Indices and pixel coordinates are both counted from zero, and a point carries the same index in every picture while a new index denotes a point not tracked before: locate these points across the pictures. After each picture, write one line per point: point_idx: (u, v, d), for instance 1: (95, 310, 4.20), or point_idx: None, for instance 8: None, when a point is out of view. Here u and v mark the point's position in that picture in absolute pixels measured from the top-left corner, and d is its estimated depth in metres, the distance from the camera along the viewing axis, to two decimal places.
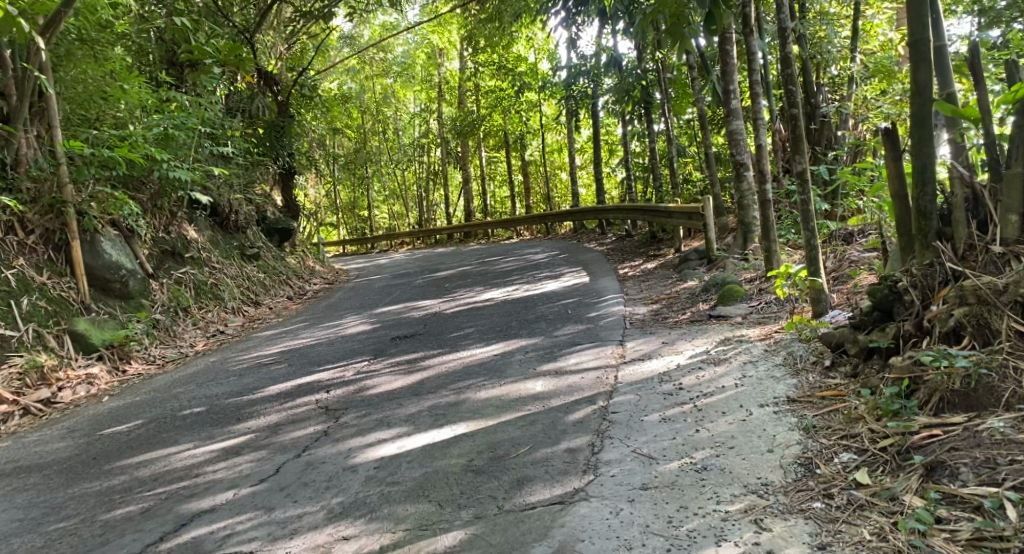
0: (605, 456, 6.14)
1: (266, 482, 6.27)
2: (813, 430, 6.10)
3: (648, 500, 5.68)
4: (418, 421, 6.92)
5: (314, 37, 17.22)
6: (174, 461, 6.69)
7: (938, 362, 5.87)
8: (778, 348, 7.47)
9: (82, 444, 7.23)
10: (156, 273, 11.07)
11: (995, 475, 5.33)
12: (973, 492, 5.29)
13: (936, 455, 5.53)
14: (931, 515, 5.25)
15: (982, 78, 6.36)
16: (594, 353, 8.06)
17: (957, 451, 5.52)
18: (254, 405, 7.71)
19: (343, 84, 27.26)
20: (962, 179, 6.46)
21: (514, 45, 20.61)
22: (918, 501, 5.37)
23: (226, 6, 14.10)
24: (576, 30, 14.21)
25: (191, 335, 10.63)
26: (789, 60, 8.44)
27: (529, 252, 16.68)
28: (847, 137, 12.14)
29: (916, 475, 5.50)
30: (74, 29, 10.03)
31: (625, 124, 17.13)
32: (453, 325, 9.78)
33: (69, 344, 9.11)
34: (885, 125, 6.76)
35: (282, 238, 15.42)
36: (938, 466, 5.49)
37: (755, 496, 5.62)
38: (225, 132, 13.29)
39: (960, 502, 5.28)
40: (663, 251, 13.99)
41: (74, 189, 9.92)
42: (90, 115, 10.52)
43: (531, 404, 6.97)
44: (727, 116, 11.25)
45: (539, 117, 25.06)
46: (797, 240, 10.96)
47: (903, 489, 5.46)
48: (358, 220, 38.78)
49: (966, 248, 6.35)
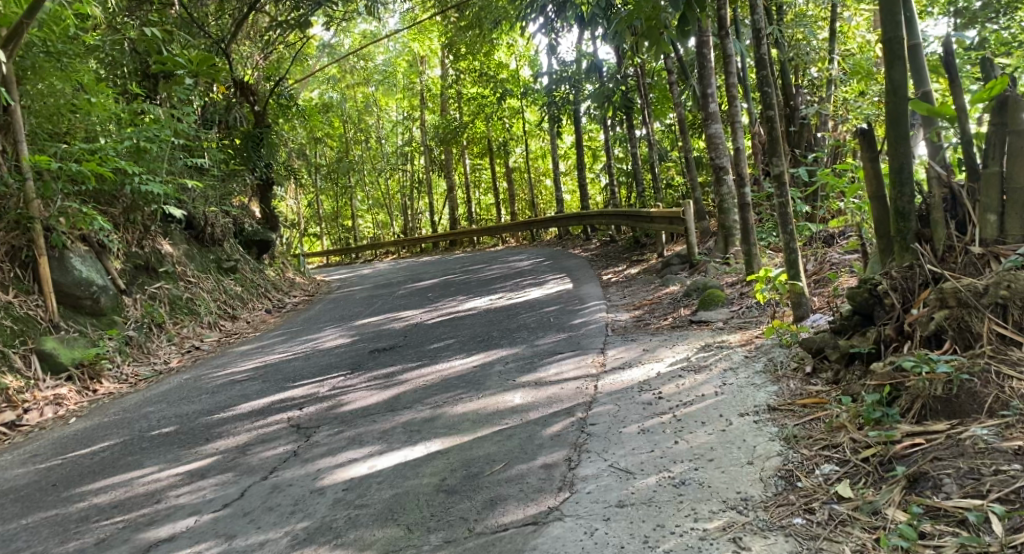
0: (581, 471, 5.98)
1: (229, 507, 6.09)
2: (793, 440, 5.97)
3: (624, 518, 5.52)
4: (391, 438, 6.74)
5: (292, 46, 17.02)
6: (136, 486, 6.50)
7: (920, 367, 5.75)
8: (759, 354, 7.33)
9: (44, 470, 7.02)
10: (129, 289, 10.86)
11: (980, 487, 5.19)
12: (957, 505, 5.14)
13: (919, 466, 5.38)
14: (914, 530, 5.10)
15: (957, 76, 6.24)
16: (574, 362, 7.90)
17: (940, 461, 5.37)
18: (225, 424, 7.51)
19: (325, 93, 27.03)
20: (940, 179, 6.34)
21: (493, 50, 20.46)
22: (901, 515, 5.22)
23: (202, 17, 13.88)
24: (555, 36, 14.07)
25: (165, 352, 10.43)
26: (764, 62, 8.33)
27: (513, 260, 16.54)
28: (827, 139, 12.05)
29: (899, 487, 5.35)
30: (39, 41, 9.67)
31: (606, 129, 17.00)
32: (432, 337, 9.60)
33: (35, 364, 8.89)
34: (861, 126, 6.62)
35: (261, 250, 15.21)
36: (922, 477, 5.34)
37: (735, 512, 5.46)
38: (201, 144, 13.06)
39: (944, 515, 5.14)
40: (646, 255, 13.84)
41: (41, 205, 9.65)
42: (59, 129, 10.19)
43: (508, 418, 6.81)
44: (705, 119, 11.03)
45: (522, 124, 24.92)
46: (778, 242, 10.84)
47: (885, 502, 5.31)
48: (342, 230, 38.50)
49: (945, 249, 6.23)
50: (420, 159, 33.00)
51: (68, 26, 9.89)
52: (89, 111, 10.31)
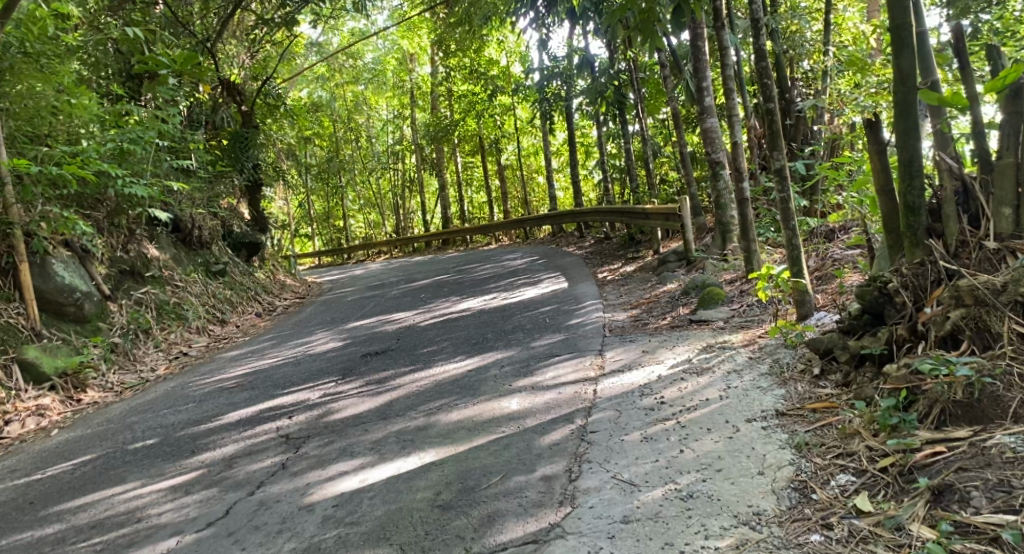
0: (583, 483, 5.74)
1: (213, 527, 5.87)
2: (805, 448, 5.73)
3: (630, 536, 5.28)
4: (384, 449, 6.49)
5: (278, 45, 16.70)
6: (116, 504, 6.30)
7: (938, 370, 5.49)
8: (763, 355, 7.08)
9: (22, 488, 6.79)
10: (114, 295, 10.60)
11: (1011, 500, 4.95)
12: (988, 521, 4.90)
13: (943, 477, 5.15)
14: (944, 549, 4.85)
15: (968, 64, 6.01)
16: (571, 365, 7.64)
17: (965, 472, 5.14)
18: (211, 435, 7.27)
19: (315, 93, 26.69)
20: (951, 171, 6.14)
21: (483, 47, 20.17)
22: (927, 531, 4.99)
23: (186, 16, 13.60)
24: (546, 30, 13.78)
25: (153, 359, 10.16)
26: (763, 52, 8.01)
27: (508, 258, 16.27)
28: (823, 132, 11.81)
29: (923, 500, 5.12)
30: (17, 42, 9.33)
31: (599, 125, 16.73)
32: (426, 339, 9.33)
33: (17, 375, 8.62)
34: (866, 116, 6.39)
35: (250, 252, 14.91)
36: (947, 489, 5.11)
37: (747, 528, 5.23)
38: (187, 146, 12.77)
39: (975, 532, 4.89)
40: (642, 252, 13.59)
41: (22, 209, 9.34)
42: (39, 133, 9.88)
43: (504, 425, 6.56)
44: (701, 113, 10.70)
45: (513, 121, 24.67)
46: (777, 238, 10.59)
47: (909, 517, 5.08)
48: (334, 230, 38.18)
49: (959, 245, 6.02)
50: (411, 157, 32.70)
51: (48, 26, 9.62)
52: (69, 113, 10.00)
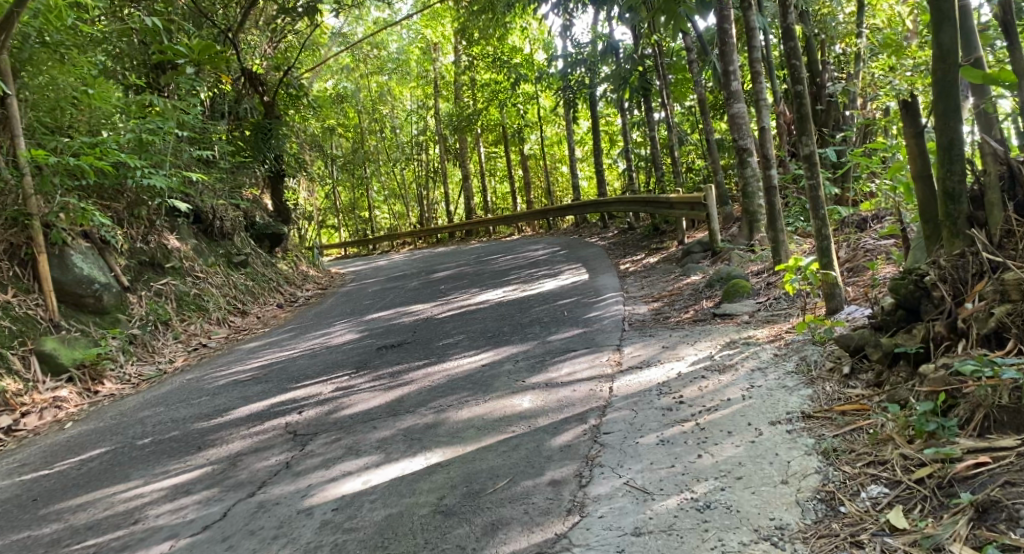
0: (593, 490, 5.41)
1: (209, 530, 5.60)
2: (833, 455, 5.37)
3: (641, 551, 4.96)
4: (390, 448, 6.19)
5: (300, 35, 16.43)
6: (118, 503, 6.06)
7: (981, 372, 5.13)
8: (790, 351, 6.70)
9: (26, 484, 6.57)
10: (133, 286, 10.37)
11: None
12: None
13: (988, 494, 4.79)
14: None
15: (1017, 40, 5.60)
16: (588, 361, 7.31)
17: (1012, 487, 4.78)
18: (220, 430, 7.01)
19: (339, 84, 26.45)
20: (996, 156, 5.72)
21: (507, 35, 19.78)
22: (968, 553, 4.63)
23: (208, 6, 13.37)
24: (571, 16, 13.38)
25: (171, 350, 9.94)
26: (791, 32, 7.55)
27: (531, 249, 15.92)
28: (856, 117, 11.39)
29: (965, 517, 4.76)
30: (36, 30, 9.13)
31: (624, 113, 16.32)
32: (442, 332, 9.03)
33: (35, 365, 8.44)
34: (904, 97, 5.99)
35: (272, 243, 14.69)
36: (992, 507, 4.74)
37: (768, 544, 4.89)
38: (208, 136, 12.53)
39: None
40: (666, 243, 13.21)
41: (41, 201, 9.15)
42: (59, 125, 9.61)
43: (516, 425, 6.24)
44: (728, 98, 10.24)
45: (538, 111, 24.31)
46: (806, 228, 10.19)
47: (949, 537, 4.72)
48: (358, 220, 37.96)
49: (1003, 235, 5.63)
50: (435, 148, 32.39)
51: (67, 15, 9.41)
52: (89, 104, 9.73)
